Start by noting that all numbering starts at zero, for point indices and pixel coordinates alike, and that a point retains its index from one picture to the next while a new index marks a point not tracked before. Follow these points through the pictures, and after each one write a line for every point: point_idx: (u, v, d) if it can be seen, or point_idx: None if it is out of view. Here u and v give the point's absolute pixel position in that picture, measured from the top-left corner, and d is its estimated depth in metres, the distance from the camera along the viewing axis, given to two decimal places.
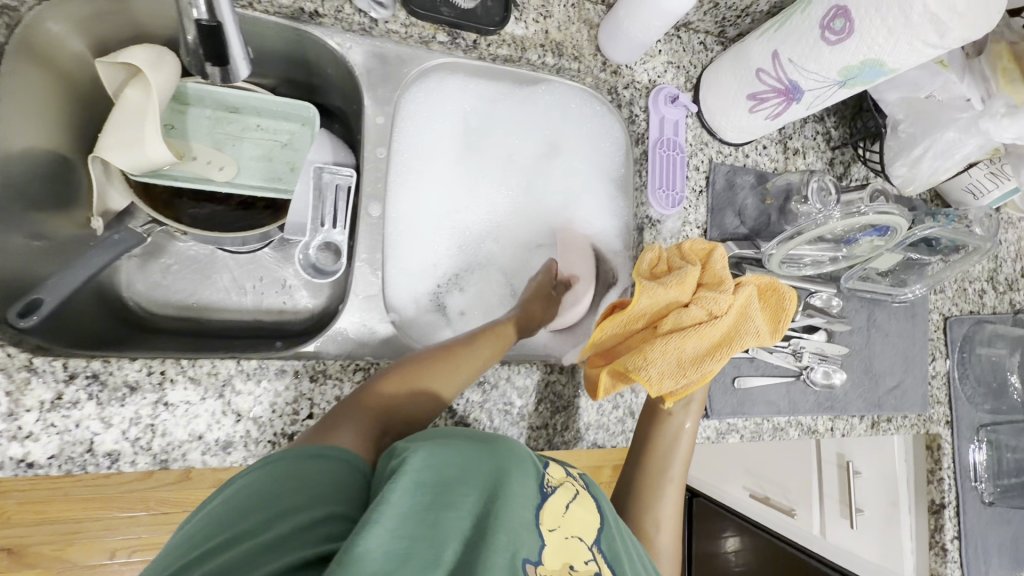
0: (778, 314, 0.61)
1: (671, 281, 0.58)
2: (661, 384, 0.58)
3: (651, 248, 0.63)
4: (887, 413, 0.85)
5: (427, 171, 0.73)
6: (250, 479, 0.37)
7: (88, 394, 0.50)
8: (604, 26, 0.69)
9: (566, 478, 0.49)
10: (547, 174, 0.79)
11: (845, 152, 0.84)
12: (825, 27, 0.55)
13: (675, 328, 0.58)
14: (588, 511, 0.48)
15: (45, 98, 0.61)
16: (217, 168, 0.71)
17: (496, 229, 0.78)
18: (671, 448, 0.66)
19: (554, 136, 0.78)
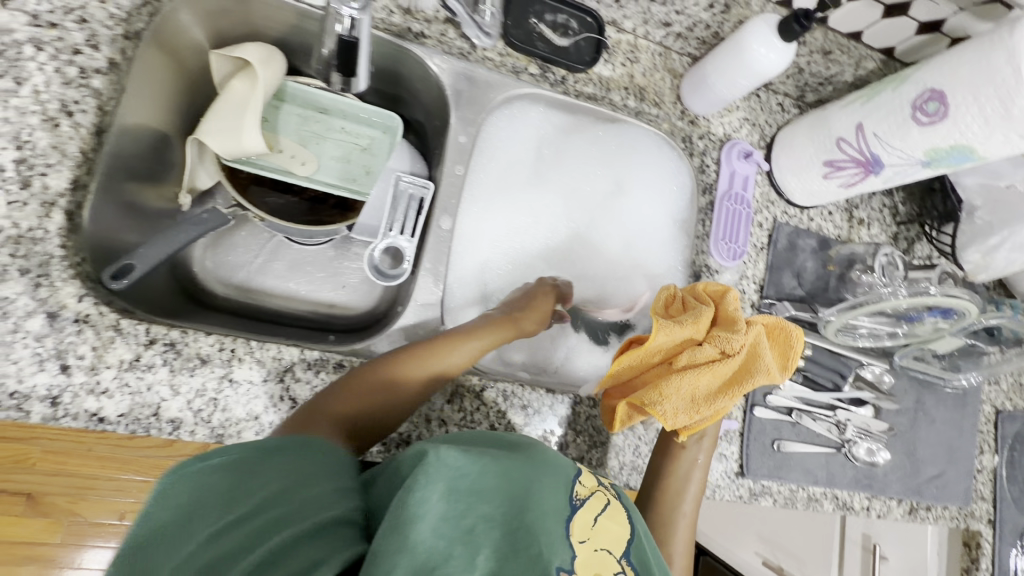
0: (786, 353, 0.62)
1: (685, 320, 0.60)
2: (676, 419, 0.59)
3: (667, 288, 0.65)
4: (927, 501, 0.82)
5: (496, 191, 0.73)
6: (268, 462, 0.40)
7: (162, 359, 0.53)
8: (688, 77, 0.71)
9: (598, 487, 0.50)
10: (611, 211, 0.77)
11: (911, 228, 0.83)
12: (917, 108, 0.56)
13: (690, 364, 0.59)
14: (619, 528, 0.47)
15: (163, 82, 0.65)
16: (300, 163, 0.75)
17: (553, 259, 0.76)
18: (681, 495, 0.64)
19: (623, 174, 0.77)
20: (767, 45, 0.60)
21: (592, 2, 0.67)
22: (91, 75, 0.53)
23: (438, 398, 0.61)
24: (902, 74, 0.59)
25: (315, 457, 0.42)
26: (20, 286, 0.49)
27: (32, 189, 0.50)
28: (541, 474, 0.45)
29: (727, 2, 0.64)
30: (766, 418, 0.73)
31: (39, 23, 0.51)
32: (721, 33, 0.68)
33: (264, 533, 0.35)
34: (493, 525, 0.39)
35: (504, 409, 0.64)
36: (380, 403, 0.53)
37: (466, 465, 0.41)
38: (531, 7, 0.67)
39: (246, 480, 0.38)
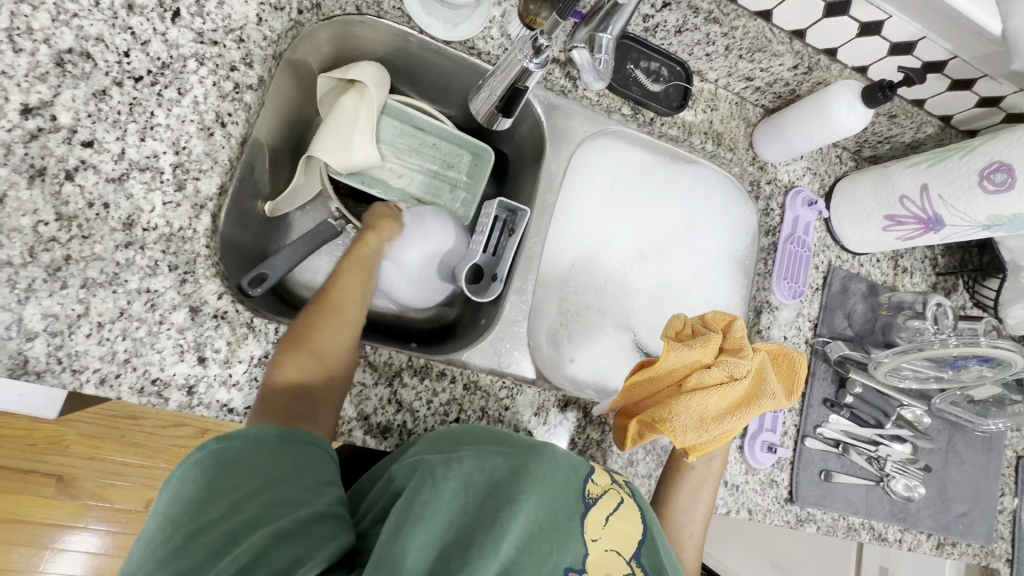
0: (790, 379, 0.67)
1: (695, 343, 0.63)
2: (685, 437, 0.62)
3: (677, 317, 0.69)
4: (953, 537, 0.87)
5: (575, 217, 0.78)
6: (256, 450, 0.44)
7: None
8: (763, 127, 0.78)
9: (611, 486, 0.58)
10: (678, 247, 0.83)
11: (950, 279, 0.89)
12: (985, 177, 0.62)
13: (699, 386, 0.63)
14: (628, 526, 0.55)
15: (284, 93, 0.69)
16: (396, 175, 0.81)
17: (622, 283, 0.80)
18: (694, 499, 0.69)
19: (689, 212, 0.83)
20: (849, 108, 0.66)
21: (684, 54, 0.73)
22: (244, 90, 0.57)
23: (527, 410, 0.66)
24: (969, 144, 0.65)
25: (296, 449, 0.46)
26: (168, 281, 0.53)
27: (185, 192, 0.54)
28: (554, 469, 0.53)
29: (810, 65, 0.70)
30: (816, 449, 0.78)
31: (203, 40, 0.56)
32: (798, 91, 0.74)
33: (254, 520, 0.40)
34: (518, 511, 0.48)
35: (581, 424, 0.69)
36: (299, 373, 0.53)
37: (474, 468, 0.50)
38: (629, 53, 0.72)
39: (237, 468, 0.42)
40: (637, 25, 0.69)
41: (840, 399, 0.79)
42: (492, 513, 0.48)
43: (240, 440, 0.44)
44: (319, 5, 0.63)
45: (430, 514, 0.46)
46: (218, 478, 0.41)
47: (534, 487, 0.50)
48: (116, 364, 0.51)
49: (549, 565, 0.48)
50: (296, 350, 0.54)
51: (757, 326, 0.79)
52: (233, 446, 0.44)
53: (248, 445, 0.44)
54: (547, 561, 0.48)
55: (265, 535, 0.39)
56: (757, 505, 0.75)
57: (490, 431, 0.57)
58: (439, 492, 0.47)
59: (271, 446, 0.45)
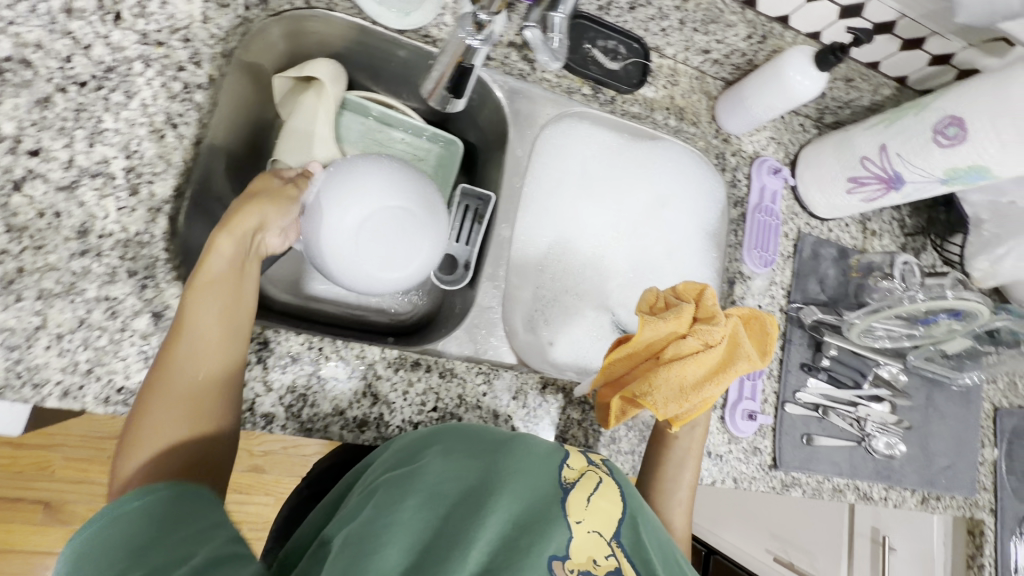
0: (763, 339, 0.68)
1: (668, 315, 0.63)
2: (667, 409, 0.62)
3: (649, 289, 0.68)
4: (938, 491, 0.88)
5: (545, 205, 0.78)
6: (116, 527, 0.35)
7: (257, 357, 0.56)
8: (724, 99, 0.78)
9: (588, 468, 0.58)
10: (650, 225, 0.82)
11: (918, 239, 0.91)
12: (938, 132, 0.62)
13: (676, 356, 0.63)
14: (608, 506, 0.54)
15: (241, 96, 0.68)
16: None
17: (596, 264, 0.80)
18: (678, 469, 0.68)
19: (660, 189, 0.82)
20: (803, 73, 0.67)
21: (640, 30, 0.73)
22: (194, 90, 0.57)
23: (505, 395, 0.66)
24: (922, 102, 0.66)
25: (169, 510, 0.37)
26: (128, 287, 0.52)
27: (140, 196, 0.53)
28: (522, 462, 0.54)
29: (764, 33, 0.71)
30: (796, 414, 0.79)
31: (148, 41, 0.55)
32: (755, 61, 0.75)
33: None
34: (486, 514, 0.47)
35: (561, 405, 0.69)
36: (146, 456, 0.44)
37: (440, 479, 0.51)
38: (586, 33, 0.72)
39: (95, 555, 0.33)
40: (591, 3, 0.70)
41: (817, 362, 0.80)
42: (463, 516, 0.47)
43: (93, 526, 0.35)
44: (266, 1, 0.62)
45: (391, 530, 0.45)
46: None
47: (503, 487, 0.51)
48: (78, 375, 0.50)
49: (525, 563, 0.45)
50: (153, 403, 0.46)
51: (731, 297, 0.80)
52: (86, 536, 0.35)
53: (104, 525, 0.35)
54: (531, 553, 0.46)
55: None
56: (742, 473, 0.76)
57: (464, 429, 0.58)
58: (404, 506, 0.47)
59: (142, 507, 0.36)
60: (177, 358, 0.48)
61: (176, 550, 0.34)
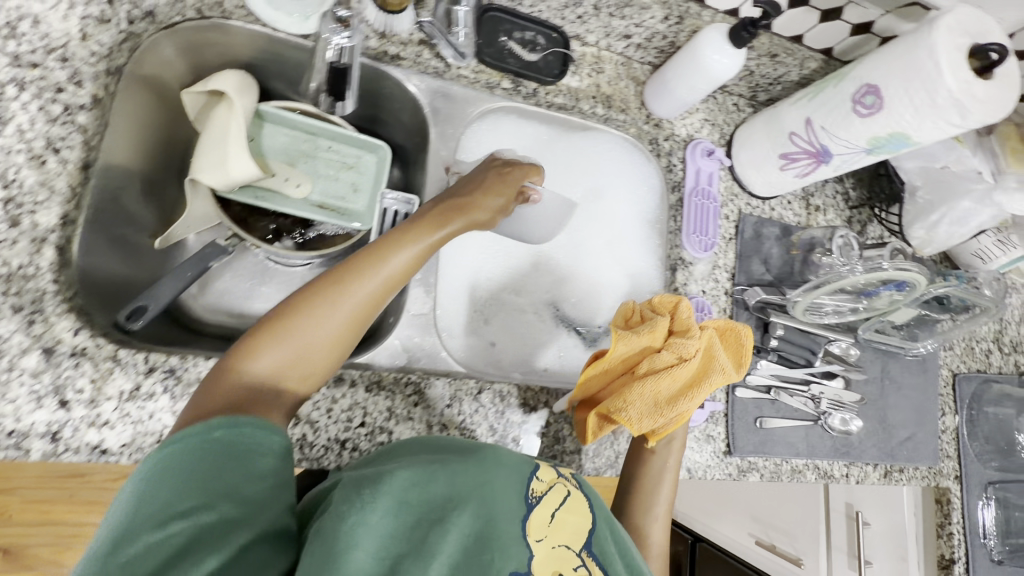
0: (737, 351, 0.66)
1: (642, 329, 0.63)
2: (642, 425, 0.61)
3: (625, 303, 0.68)
4: (900, 463, 0.87)
5: None
6: (194, 463, 0.39)
7: (163, 387, 0.53)
8: (651, 85, 0.76)
9: (558, 480, 0.56)
10: (593, 216, 0.81)
11: (862, 211, 0.90)
12: (857, 102, 0.61)
13: (650, 371, 0.62)
14: (574, 519, 0.54)
15: (145, 117, 0.66)
16: (294, 185, 0.78)
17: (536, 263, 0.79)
18: (658, 479, 0.67)
19: (600, 177, 0.81)
20: (720, 51, 0.65)
21: (556, 19, 0.72)
22: (75, 111, 0.54)
23: (438, 404, 0.63)
24: (842, 72, 0.65)
25: (248, 464, 0.41)
26: (13, 324, 0.49)
27: (21, 227, 0.51)
28: (492, 470, 0.52)
29: (681, 13, 0.69)
30: (747, 398, 0.78)
31: (21, 63, 0.53)
32: (677, 42, 0.74)
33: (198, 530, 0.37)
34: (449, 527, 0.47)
35: (500, 408, 0.66)
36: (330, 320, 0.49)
37: (412, 478, 0.48)
38: (501, 25, 0.70)
39: (169, 485, 0.38)
40: None
41: (765, 344, 0.79)
42: (423, 534, 0.46)
43: (179, 448, 0.39)
44: (153, 13, 0.59)
45: (355, 544, 0.43)
46: (144, 500, 0.37)
47: (472, 494, 0.49)
48: None
49: None
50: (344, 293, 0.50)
51: (674, 284, 0.79)
52: (167, 459, 0.39)
53: (191, 459, 0.39)
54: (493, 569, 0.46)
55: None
56: (695, 462, 0.74)
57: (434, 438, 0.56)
58: (370, 512, 0.45)
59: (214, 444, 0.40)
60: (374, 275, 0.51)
61: (225, 529, 0.38)
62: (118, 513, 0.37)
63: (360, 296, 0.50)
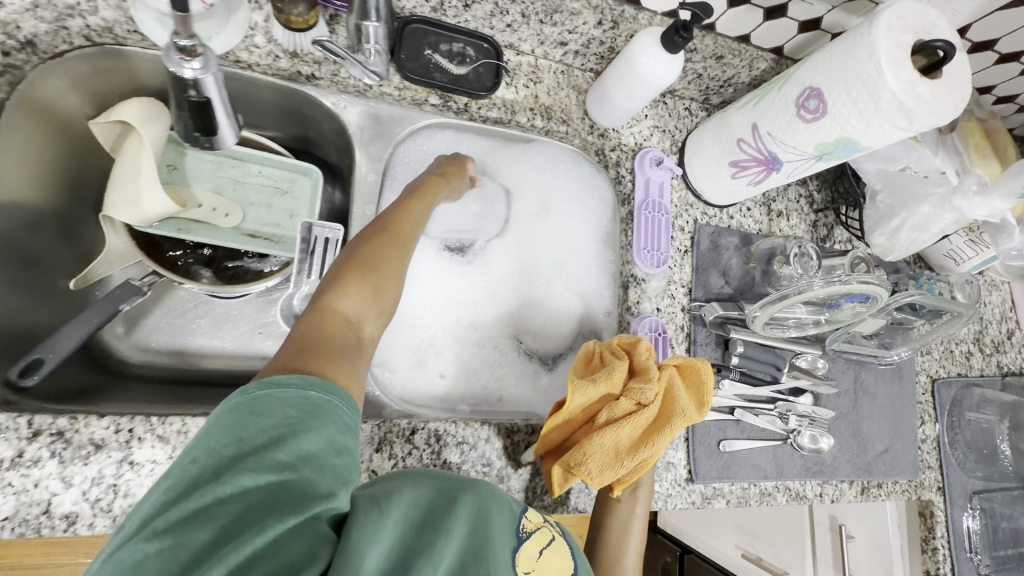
0: (700, 390, 0.61)
1: (599, 376, 0.59)
2: (603, 477, 0.58)
3: (585, 346, 0.65)
4: (877, 478, 0.83)
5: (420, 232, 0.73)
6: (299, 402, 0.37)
7: (50, 452, 0.48)
8: (592, 93, 0.72)
9: (544, 523, 0.50)
10: (541, 232, 0.78)
11: (827, 214, 0.85)
12: (800, 106, 0.57)
13: (610, 420, 0.59)
14: (561, 559, 0.48)
15: (51, 155, 0.62)
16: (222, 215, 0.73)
17: (483, 285, 0.75)
18: (627, 527, 0.65)
19: (546, 192, 0.78)
20: (656, 57, 0.61)
21: (485, 29, 0.67)
22: None
23: (366, 448, 0.58)
24: (786, 74, 0.60)
25: (343, 413, 0.39)
26: None
27: None
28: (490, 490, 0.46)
29: (614, 18, 0.65)
30: (709, 420, 0.73)
31: None
32: (616, 47, 0.69)
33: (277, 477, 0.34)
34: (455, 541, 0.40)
35: (438, 448, 0.61)
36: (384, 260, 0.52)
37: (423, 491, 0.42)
38: (425, 38, 0.66)
39: (274, 421, 0.36)
40: (423, 4, 0.64)
41: (726, 362, 0.74)
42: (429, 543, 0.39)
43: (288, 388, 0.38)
44: (33, 42, 0.55)
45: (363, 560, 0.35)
46: (245, 430, 0.35)
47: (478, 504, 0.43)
48: None
49: None
50: (389, 242, 0.53)
51: (626, 303, 0.74)
52: (274, 395, 0.37)
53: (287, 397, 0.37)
54: None
55: (270, 528, 0.32)
56: (656, 492, 0.70)
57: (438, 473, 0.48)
58: (385, 518, 0.38)
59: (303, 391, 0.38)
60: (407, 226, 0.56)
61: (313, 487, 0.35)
62: (219, 439, 0.34)
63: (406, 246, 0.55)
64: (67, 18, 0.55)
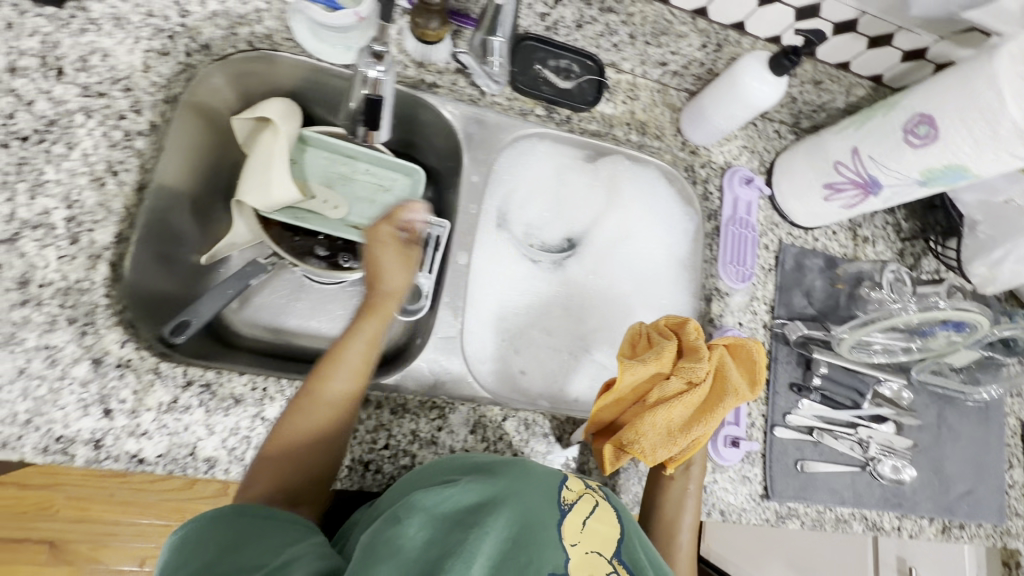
0: (751, 367, 0.63)
1: (648, 357, 0.61)
2: (656, 454, 0.61)
3: (632, 326, 0.67)
4: (959, 519, 0.80)
5: (502, 242, 0.77)
6: (222, 527, 0.43)
7: (198, 401, 0.55)
8: (687, 111, 0.75)
9: (586, 490, 0.56)
10: (626, 254, 0.80)
11: (916, 244, 0.85)
12: (908, 132, 0.59)
13: (660, 399, 0.61)
14: (606, 526, 0.53)
15: (200, 142, 0.70)
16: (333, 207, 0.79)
17: (569, 304, 0.78)
18: (679, 507, 0.65)
19: (632, 225, 0.80)
20: (760, 79, 0.64)
21: (592, 48, 0.72)
22: (135, 137, 0.57)
23: (462, 429, 0.63)
24: (891, 100, 0.62)
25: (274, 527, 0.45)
26: (68, 335, 0.52)
27: (80, 244, 0.54)
28: (524, 479, 0.52)
29: (719, 41, 0.69)
30: (788, 439, 0.73)
31: (89, 93, 0.56)
32: (716, 69, 0.72)
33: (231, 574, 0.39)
34: (485, 531, 0.46)
35: (526, 437, 0.65)
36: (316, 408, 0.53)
37: (448, 493, 0.49)
38: (535, 54, 0.71)
39: (204, 545, 0.41)
40: (537, 23, 0.69)
41: (807, 382, 0.75)
42: (461, 537, 0.46)
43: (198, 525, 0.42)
44: (209, 45, 0.62)
45: (399, 547, 0.44)
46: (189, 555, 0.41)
47: (507, 494, 0.50)
48: (17, 426, 0.50)
49: None
50: (296, 417, 0.52)
51: (709, 315, 0.76)
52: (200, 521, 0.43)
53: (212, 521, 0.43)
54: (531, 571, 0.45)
55: None
56: (730, 505, 0.70)
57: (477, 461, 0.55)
58: (408, 525, 0.45)
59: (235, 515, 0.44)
60: (344, 356, 0.56)
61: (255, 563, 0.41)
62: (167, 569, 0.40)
63: (346, 370, 0.55)
64: (239, 26, 0.62)
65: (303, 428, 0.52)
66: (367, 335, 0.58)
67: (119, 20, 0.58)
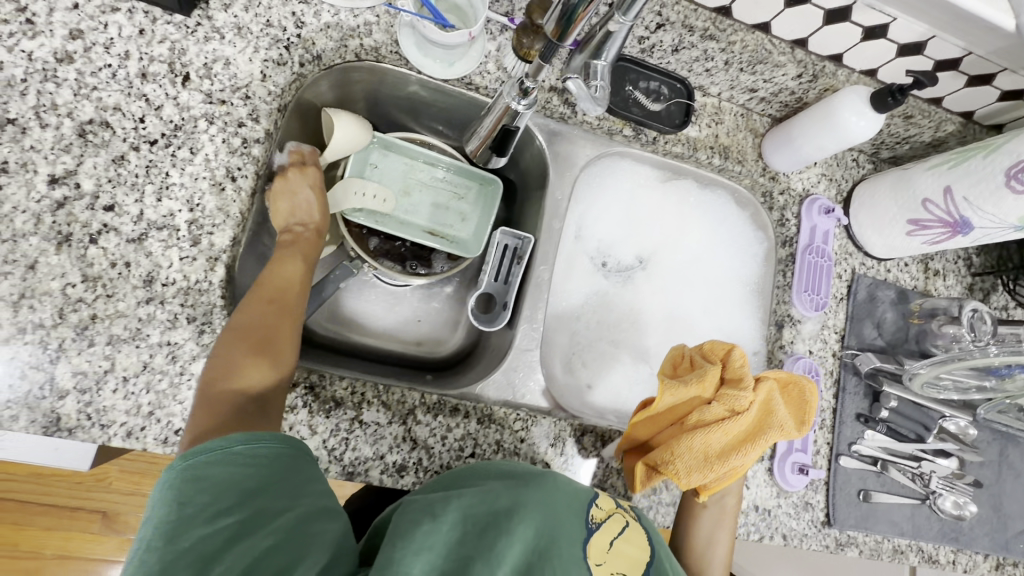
0: (801, 408, 0.64)
1: (691, 378, 0.61)
2: (690, 478, 0.60)
3: (675, 347, 0.67)
4: (1014, 557, 0.81)
5: (577, 251, 0.78)
6: (226, 466, 0.42)
7: (303, 402, 0.57)
8: (772, 136, 0.76)
9: (616, 510, 0.57)
10: (693, 279, 0.80)
11: (987, 279, 0.84)
12: (1011, 177, 0.59)
13: (699, 424, 0.61)
14: (633, 546, 0.55)
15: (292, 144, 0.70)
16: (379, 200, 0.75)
17: (637, 322, 0.78)
18: (711, 536, 0.66)
19: (702, 245, 0.81)
20: (860, 114, 0.64)
21: (682, 71, 0.72)
22: (252, 144, 0.59)
23: (543, 441, 0.65)
24: (993, 142, 0.62)
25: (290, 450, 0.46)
26: (187, 333, 0.55)
27: (201, 246, 0.56)
28: (552, 496, 0.53)
29: (815, 72, 0.68)
30: (852, 468, 0.74)
31: (212, 100, 0.59)
32: (806, 98, 0.73)
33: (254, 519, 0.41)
34: (513, 541, 0.49)
35: (602, 453, 0.68)
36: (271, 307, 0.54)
37: (483, 494, 0.51)
38: (627, 75, 0.71)
39: (204, 485, 0.41)
40: (632, 46, 0.69)
41: (874, 413, 0.76)
42: (489, 542, 0.48)
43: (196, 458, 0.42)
44: (320, 56, 0.64)
45: (428, 544, 0.47)
46: (189, 496, 0.40)
47: (537, 510, 0.51)
48: (141, 417, 0.53)
49: None
50: (269, 363, 0.50)
51: (779, 341, 0.77)
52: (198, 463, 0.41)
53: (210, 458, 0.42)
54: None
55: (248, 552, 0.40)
56: (793, 530, 0.71)
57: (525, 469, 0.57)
58: (439, 523, 0.48)
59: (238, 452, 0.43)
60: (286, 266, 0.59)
61: (272, 511, 0.42)
62: (166, 507, 0.40)
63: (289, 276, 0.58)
64: (350, 38, 0.64)
65: (280, 370, 0.51)
66: (300, 256, 0.61)
67: (240, 29, 0.60)
